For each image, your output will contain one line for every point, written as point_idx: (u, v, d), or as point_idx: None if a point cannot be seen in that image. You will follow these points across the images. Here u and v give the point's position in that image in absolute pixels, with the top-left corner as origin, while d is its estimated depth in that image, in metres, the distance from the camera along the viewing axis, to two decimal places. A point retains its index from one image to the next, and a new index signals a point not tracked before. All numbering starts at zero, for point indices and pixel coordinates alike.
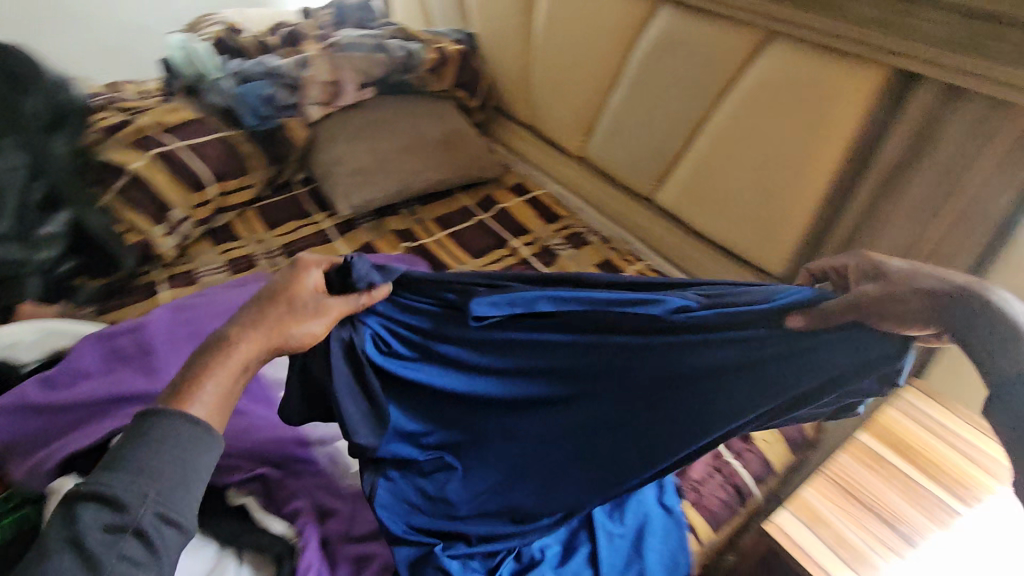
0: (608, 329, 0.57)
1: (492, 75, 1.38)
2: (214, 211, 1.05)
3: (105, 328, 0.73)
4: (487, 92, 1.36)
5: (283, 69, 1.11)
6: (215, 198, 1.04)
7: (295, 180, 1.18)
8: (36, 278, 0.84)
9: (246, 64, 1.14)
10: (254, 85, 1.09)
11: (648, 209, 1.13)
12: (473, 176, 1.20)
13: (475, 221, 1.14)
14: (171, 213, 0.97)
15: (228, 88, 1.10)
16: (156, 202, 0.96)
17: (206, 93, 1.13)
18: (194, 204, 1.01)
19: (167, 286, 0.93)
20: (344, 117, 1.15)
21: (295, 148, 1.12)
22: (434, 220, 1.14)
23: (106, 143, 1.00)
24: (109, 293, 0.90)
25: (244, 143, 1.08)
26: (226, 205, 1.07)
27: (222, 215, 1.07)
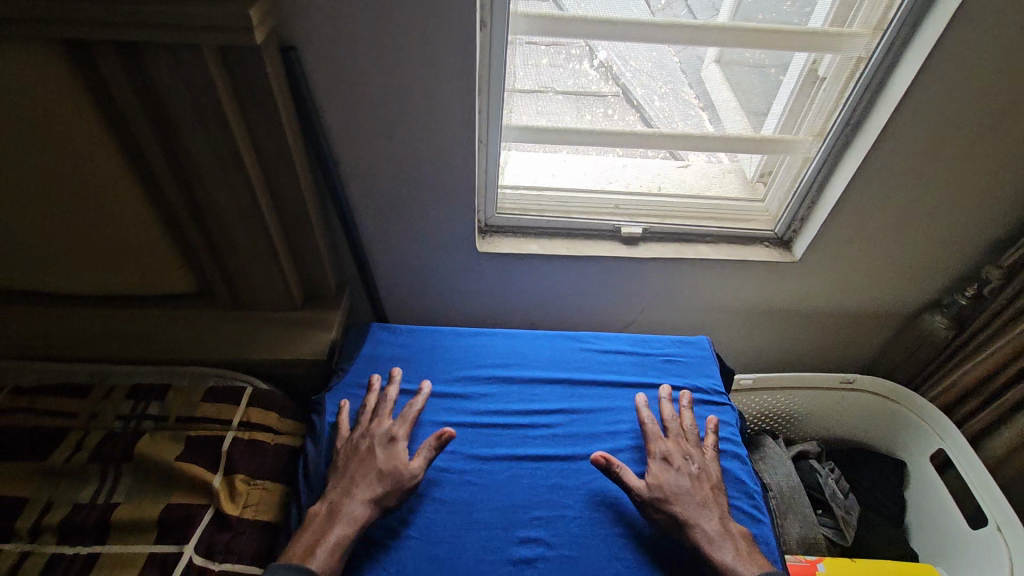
0: (620, 367, 0.99)
1: (598, 158, 1.22)
2: (317, 319, 1.07)
3: (204, 534, 0.78)
4: (581, 176, 1.20)
5: (375, 185, 1.04)
6: (314, 314, 1.08)
7: (332, 212, 1.06)
8: (150, 424, 0.89)
9: (319, 155, 0.96)
10: (354, 207, 1.06)
11: (761, 385, 1.17)
12: (557, 183, 1.18)
13: (556, 247, 1.16)
14: (283, 357, 1.00)
15: (330, 215, 1.07)
16: (277, 355, 1.01)
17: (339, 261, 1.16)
18: (304, 324, 1.06)
19: (252, 421, 0.91)
20: (443, 231, 1.11)
21: (397, 245, 1.13)
22: (504, 245, 1.15)
23: (214, 271, 1.01)
24: (209, 400, 0.93)
25: (337, 220, 1.07)
26: (332, 309, 1.09)
27: (329, 309, 1.09)
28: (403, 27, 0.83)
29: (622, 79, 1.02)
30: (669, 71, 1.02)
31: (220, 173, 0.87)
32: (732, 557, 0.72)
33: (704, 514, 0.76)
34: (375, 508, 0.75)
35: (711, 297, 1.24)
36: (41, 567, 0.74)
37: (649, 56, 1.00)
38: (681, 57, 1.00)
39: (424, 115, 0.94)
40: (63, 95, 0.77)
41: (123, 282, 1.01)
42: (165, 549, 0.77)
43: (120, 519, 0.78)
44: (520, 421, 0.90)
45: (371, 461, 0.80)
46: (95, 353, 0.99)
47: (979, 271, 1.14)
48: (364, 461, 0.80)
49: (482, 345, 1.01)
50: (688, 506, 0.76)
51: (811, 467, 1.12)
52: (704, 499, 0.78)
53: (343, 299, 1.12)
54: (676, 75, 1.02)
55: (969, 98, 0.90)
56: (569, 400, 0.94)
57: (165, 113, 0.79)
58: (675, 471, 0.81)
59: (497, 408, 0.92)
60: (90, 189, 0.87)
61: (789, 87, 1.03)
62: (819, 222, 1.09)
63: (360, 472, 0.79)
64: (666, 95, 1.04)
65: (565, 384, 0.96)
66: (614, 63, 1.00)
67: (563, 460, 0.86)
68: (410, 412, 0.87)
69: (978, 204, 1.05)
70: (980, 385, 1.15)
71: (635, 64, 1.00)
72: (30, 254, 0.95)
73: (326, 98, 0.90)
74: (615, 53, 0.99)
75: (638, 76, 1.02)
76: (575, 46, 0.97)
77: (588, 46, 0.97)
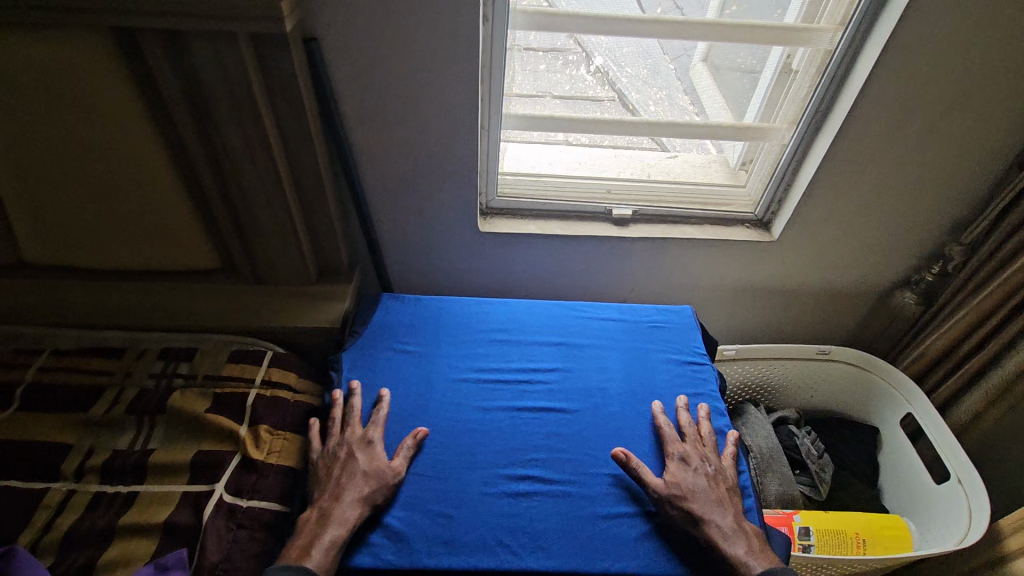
0: (610, 332, 1.08)
1: (592, 146, 1.31)
2: (330, 292, 1.16)
3: (231, 477, 0.87)
4: (576, 163, 1.29)
5: (385, 168, 1.12)
6: (327, 288, 1.17)
7: (346, 193, 1.15)
8: (180, 381, 0.98)
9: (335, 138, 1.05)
10: (365, 188, 1.15)
11: (744, 356, 1.25)
12: (553, 169, 1.27)
13: (551, 228, 1.24)
14: (300, 325, 1.09)
15: (344, 196, 1.16)
16: (294, 323, 1.09)
17: (351, 240, 1.25)
18: (319, 296, 1.15)
19: (273, 380, 0.99)
20: (447, 212, 1.20)
21: (405, 225, 1.22)
22: (503, 226, 1.24)
23: (237, 246, 1.10)
24: (233, 361, 1.01)
25: (350, 201, 1.16)
26: (344, 282, 1.18)
27: (342, 283, 1.18)
28: (414, 21, 0.92)
29: (617, 84, 1.14)
30: (665, 79, 1.13)
31: (246, 153, 0.95)
32: (744, 555, 0.74)
33: (718, 512, 0.78)
34: (364, 505, 0.78)
35: (698, 276, 1.33)
36: (86, 501, 0.82)
37: (645, 63, 1.12)
38: (677, 65, 1.12)
39: (431, 102, 1.03)
40: (109, 79, 0.86)
41: (152, 256, 1.10)
42: (198, 487, 0.85)
43: (156, 461, 0.87)
44: (517, 378, 0.99)
45: (351, 474, 0.80)
46: (126, 320, 1.07)
47: (943, 250, 1.23)
48: (344, 474, 0.80)
49: (483, 313, 1.10)
50: (703, 506, 0.79)
51: (789, 431, 1.20)
52: (718, 498, 0.80)
53: (355, 274, 1.20)
54: (672, 83, 1.14)
55: (924, 86, 0.99)
56: (562, 359, 1.02)
57: (200, 96, 0.88)
58: (693, 472, 0.83)
59: (496, 366, 1.00)
60: (128, 166, 0.96)
61: (767, 79, 1.13)
62: (795, 203, 1.18)
63: (342, 484, 0.79)
64: (661, 101, 1.15)
65: (559, 346, 1.05)
66: (610, 69, 1.12)
67: (556, 411, 0.94)
68: (378, 418, 0.89)
69: (939, 185, 1.14)
70: (946, 355, 1.23)
71: (630, 71, 1.12)
72: (69, 228, 1.04)
73: (342, 86, 0.99)
74: (611, 59, 1.11)
75: (633, 82, 1.14)
76: (572, 52, 1.10)
77: (585, 53, 1.11)
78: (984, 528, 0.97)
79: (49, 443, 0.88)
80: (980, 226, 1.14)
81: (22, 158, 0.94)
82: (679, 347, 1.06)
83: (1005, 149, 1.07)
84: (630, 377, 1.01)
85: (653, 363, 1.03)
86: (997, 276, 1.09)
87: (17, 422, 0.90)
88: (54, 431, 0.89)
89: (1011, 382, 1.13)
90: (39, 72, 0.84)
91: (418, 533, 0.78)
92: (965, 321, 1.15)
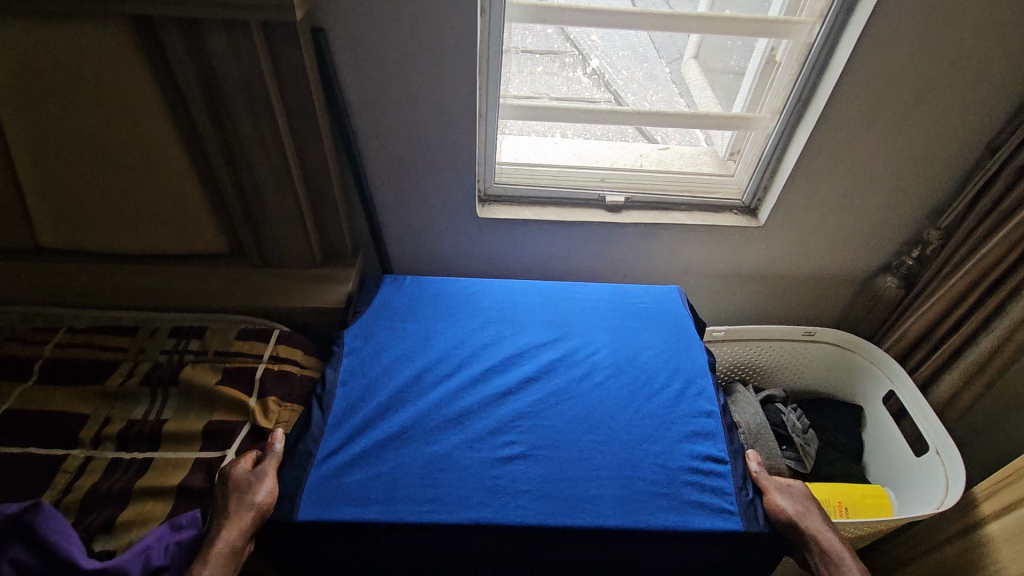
0: (601, 310, 1.13)
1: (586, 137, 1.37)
2: (334, 274, 1.20)
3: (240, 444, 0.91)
4: (570, 153, 1.35)
5: (387, 155, 1.17)
6: (331, 271, 1.21)
7: (348, 179, 1.20)
8: (191, 356, 1.02)
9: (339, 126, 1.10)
10: (368, 175, 1.20)
11: (732, 338, 1.30)
12: (548, 158, 1.32)
13: (547, 214, 1.30)
14: (304, 304, 1.13)
15: (347, 183, 1.21)
16: (299, 303, 1.13)
17: (354, 226, 1.29)
18: (323, 278, 1.19)
19: (279, 356, 1.04)
20: (446, 198, 1.25)
21: (406, 211, 1.27)
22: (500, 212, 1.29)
23: (243, 229, 1.14)
24: (242, 338, 1.05)
25: (353, 187, 1.21)
26: (347, 266, 1.22)
27: (345, 266, 1.22)
28: (417, 14, 0.97)
29: (613, 86, 1.20)
30: (660, 81, 1.20)
31: (255, 139, 1.00)
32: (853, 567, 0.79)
33: (819, 525, 0.83)
34: (236, 531, 0.74)
35: (688, 260, 1.38)
36: (103, 466, 0.86)
37: (641, 66, 1.19)
38: (671, 68, 1.20)
39: (432, 91, 1.08)
40: (127, 67, 0.90)
41: (163, 239, 1.14)
42: (209, 454, 0.89)
43: (169, 430, 0.91)
44: (510, 351, 1.04)
45: (241, 495, 0.77)
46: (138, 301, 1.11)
47: (922, 235, 1.29)
48: (234, 496, 0.78)
49: (479, 292, 1.15)
50: (810, 517, 0.83)
51: (775, 409, 1.25)
52: (819, 513, 0.85)
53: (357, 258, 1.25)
54: (668, 85, 1.21)
55: (899, 76, 1.05)
56: (554, 335, 1.08)
57: (213, 83, 0.93)
58: (787, 487, 0.88)
59: (490, 340, 1.05)
60: (141, 152, 1.00)
61: (753, 70, 1.19)
62: (779, 189, 1.24)
63: (230, 507, 0.76)
64: (658, 102, 1.21)
65: (551, 323, 1.10)
66: (607, 71, 1.19)
67: (548, 381, 0.99)
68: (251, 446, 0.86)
69: (916, 172, 1.19)
70: (925, 336, 1.29)
71: (626, 73, 1.19)
72: (83, 213, 1.08)
73: (347, 76, 1.04)
74: (606, 62, 1.19)
75: (629, 84, 1.20)
76: (569, 55, 1.16)
77: (581, 56, 1.17)
78: (959, 493, 1.02)
79: (66, 413, 0.92)
80: (955, 211, 1.20)
81: (39, 143, 0.98)
82: (667, 324, 1.12)
83: (977, 136, 1.13)
84: (618, 350, 1.06)
85: (641, 338, 1.08)
86: (971, 258, 1.15)
87: (35, 394, 0.94)
88: (70, 403, 0.93)
89: (987, 359, 1.18)
90: (61, 60, 0.89)
91: (413, 492, 0.82)
92: (942, 301, 1.21)
